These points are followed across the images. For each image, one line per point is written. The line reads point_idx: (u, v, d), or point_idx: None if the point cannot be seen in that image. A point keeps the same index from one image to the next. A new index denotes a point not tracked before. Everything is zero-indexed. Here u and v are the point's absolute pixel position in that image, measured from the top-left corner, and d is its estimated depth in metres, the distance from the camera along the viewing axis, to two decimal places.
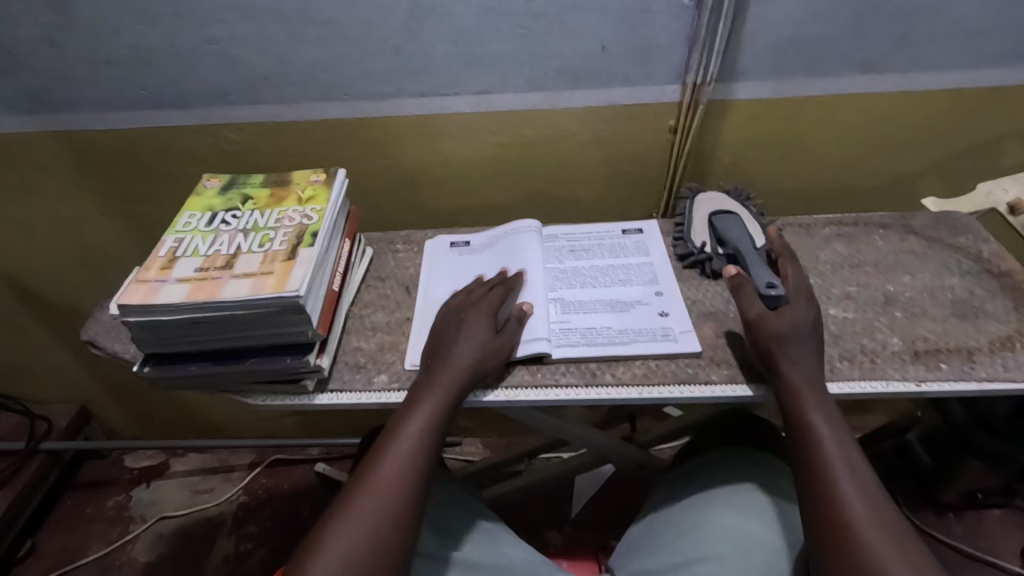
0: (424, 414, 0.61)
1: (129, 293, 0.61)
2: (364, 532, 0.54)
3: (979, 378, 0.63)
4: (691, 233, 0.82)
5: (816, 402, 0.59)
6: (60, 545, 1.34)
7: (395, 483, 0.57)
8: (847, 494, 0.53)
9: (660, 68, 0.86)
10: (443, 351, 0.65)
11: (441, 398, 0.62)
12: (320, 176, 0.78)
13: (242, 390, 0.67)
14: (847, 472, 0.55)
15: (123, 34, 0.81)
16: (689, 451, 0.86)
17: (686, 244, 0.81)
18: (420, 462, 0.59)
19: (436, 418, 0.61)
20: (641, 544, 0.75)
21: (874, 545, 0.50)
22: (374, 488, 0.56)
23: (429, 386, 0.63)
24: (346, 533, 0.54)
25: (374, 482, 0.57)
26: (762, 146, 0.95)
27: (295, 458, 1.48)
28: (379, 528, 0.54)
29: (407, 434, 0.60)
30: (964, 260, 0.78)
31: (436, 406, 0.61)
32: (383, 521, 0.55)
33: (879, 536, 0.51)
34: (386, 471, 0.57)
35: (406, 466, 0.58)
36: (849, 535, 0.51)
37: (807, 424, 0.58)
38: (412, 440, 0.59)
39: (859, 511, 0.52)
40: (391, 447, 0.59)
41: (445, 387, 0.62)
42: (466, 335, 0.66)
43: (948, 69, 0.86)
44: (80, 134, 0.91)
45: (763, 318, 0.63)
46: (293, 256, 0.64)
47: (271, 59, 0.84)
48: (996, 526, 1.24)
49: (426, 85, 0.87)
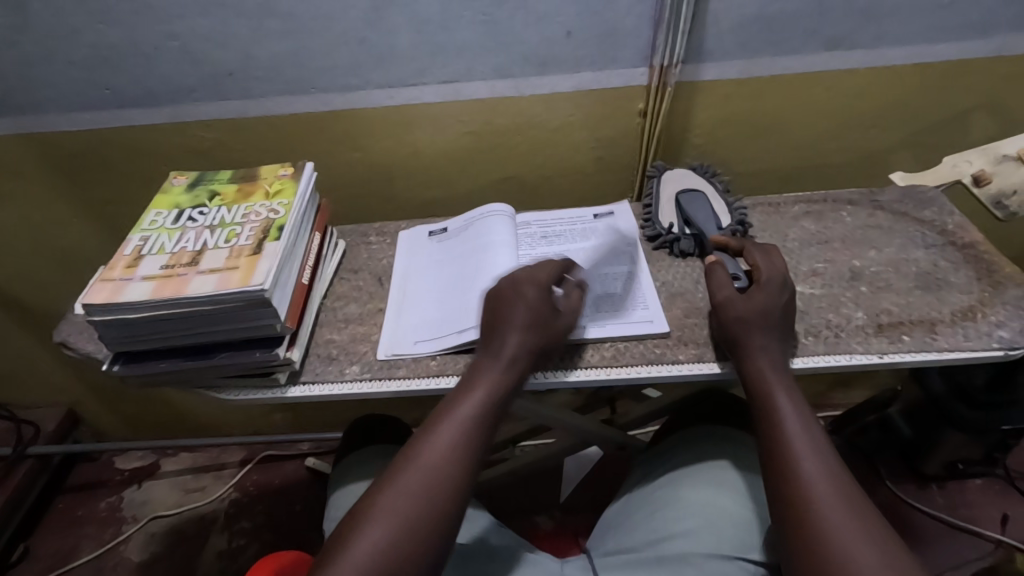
0: (472, 401, 0.59)
1: (94, 292, 0.61)
2: (407, 512, 0.53)
3: (940, 348, 0.65)
4: (658, 214, 0.83)
5: (779, 385, 0.60)
6: (53, 548, 1.35)
7: (440, 476, 0.55)
8: (810, 471, 0.54)
9: (625, 51, 0.86)
10: (501, 332, 0.63)
11: (498, 381, 0.61)
12: (288, 170, 0.77)
13: (214, 386, 0.68)
14: (809, 449, 0.56)
15: (83, 34, 0.80)
16: (665, 430, 0.87)
17: (654, 226, 0.82)
18: (466, 448, 0.57)
19: (488, 405, 0.59)
20: (617, 522, 0.76)
21: (834, 517, 0.51)
22: (413, 473, 0.55)
23: (483, 372, 0.61)
24: (387, 516, 0.52)
25: (416, 467, 0.55)
26: (732, 127, 0.95)
27: (286, 453, 1.49)
28: (427, 510, 0.53)
29: (455, 418, 0.59)
30: (929, 233, 0.79)
31: (487, 398, 0.60)
32: (422, 504, 0.53)
33: (839, 509, 0.51)
34: (431, 456, 0.56)
35: (451, 452, 0.57)
36: (813, 509, 0.52)
37: (772, 404, 0.59)
38: (463, 422, 0.58)
39: (824, 487, 0.53)
40: (433, 432, 0.58)
41: (498, 380, 0.61)
42: (542, 310, 0.64)
43: (911, 43, 0.87)
44: (46, 135, 0.91)
45: (735, 306, 0.64)
46: (259, 250, 0.64)
47: (234, 53, 0.83)
48: (978, 493, 1.26)
49: (393, 76, 0.87)
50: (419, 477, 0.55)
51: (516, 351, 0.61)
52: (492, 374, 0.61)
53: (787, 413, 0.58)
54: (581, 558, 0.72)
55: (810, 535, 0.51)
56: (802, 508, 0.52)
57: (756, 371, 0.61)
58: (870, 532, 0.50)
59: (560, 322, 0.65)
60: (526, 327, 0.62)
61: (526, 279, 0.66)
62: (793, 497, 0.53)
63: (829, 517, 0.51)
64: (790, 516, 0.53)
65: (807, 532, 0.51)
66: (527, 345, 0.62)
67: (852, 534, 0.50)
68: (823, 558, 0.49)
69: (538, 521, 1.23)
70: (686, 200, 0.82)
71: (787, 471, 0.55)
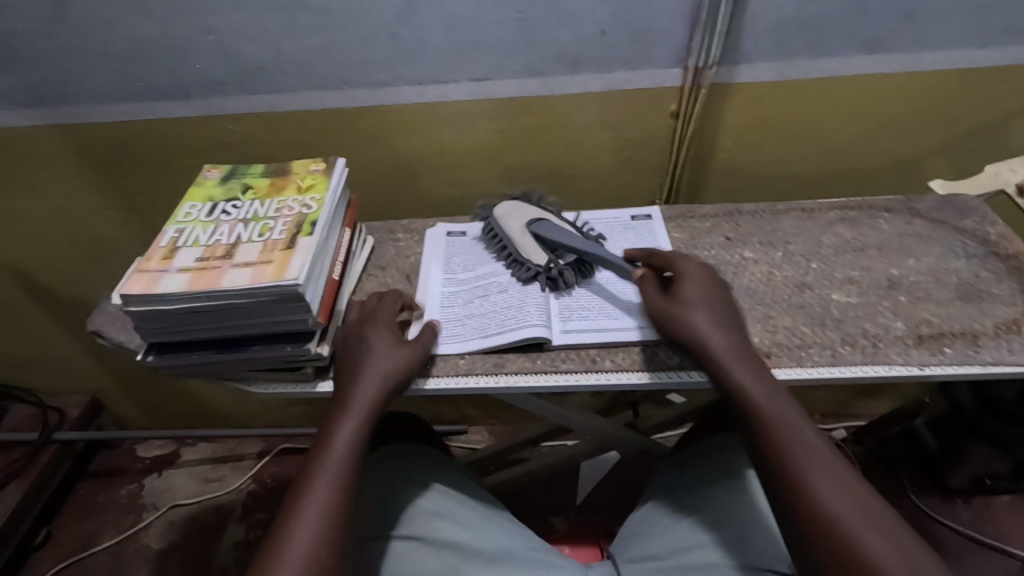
0: (340, 438, 0.59)
1: (131, 283, 0.61)
2: (305, 554, 0.51)
3: (982, 362, 0.63)
4: (526, 256, 0.76)
5: (770, 403, 0.56)
6: (74, 532, 1.37)
7: (329, 516, 0.54)
8: (813, 472, 0.52)
9: (659, 51, 0.85)
10: (352, 372, 0.64)
11: (362, 415, 0.61)
12: (319, 165, 0.77)
13: (244, 378, 0.68)
14: (806, 450, 0.53)
15: (120, 27, 0.81)
16: (690, 435, 0.86)
17: (526, 268, 0.76)
18: (351, 467, 0.58)
19: (366, 421, 0.61)
20: (640, 529, 0.75)
21: (849, 523, 0.49)
22: (311, 502, 0.54)
23: (344, 410, 0.61)
24: (291, 558, 0.51)
25: (308, 505, 0.54)
26: (766, 129, 0.93)
27: (303, 447, 1.49)
28: (323, 551, 0.52)
29: (332, 456, 0.58)
30: (970, 243, 0.77)
31: (354, 432, 0.60)
32: (330, 530, 0.53)
33: (851, 513, 0.50)
34: (320, 489, 0.55)
35: (340, 474, 0.57)
36: (827, 518, 0.50)
37: (765, 420, 0.56)
38: (339, 457, 0.58)
39: (831, 489, 0.51)
40: (315, 477, 0.56)
41: (358, 415, 0.61)
42: (383, 347, 0.65)
43: (953, 47, 0.85)
44: (81, 127, 0.92)
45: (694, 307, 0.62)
46: (293, 245, 0.65)
47: (267, 48, 0.84)
48: (1005, 510, 1.22)
49: (424, 72, 0.86)
50: (311, 519, 0.53)
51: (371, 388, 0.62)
52: (354, 409, 0.61)
53: (766, 414, 0.56)
54: (606, 563, 0.73)
55: (832, 545, 0.49)
56: (813, 517, 0.50)
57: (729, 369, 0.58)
58: (885, 532, 0.49)
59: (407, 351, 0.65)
60: (378, 366, 0.63)
61: (362, 323, 0.68)
62: (802, 506, 0.51)
63: (846, 523, 0.49)
64: (806, 530, 0.50)
65: (830, 543, 0.49)
66: (375, 379, 0.62)
67: (873, 539, 0.48)
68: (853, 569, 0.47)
69: (554, 522, 1.22)
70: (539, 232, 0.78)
71: (789, 475, 0.53)
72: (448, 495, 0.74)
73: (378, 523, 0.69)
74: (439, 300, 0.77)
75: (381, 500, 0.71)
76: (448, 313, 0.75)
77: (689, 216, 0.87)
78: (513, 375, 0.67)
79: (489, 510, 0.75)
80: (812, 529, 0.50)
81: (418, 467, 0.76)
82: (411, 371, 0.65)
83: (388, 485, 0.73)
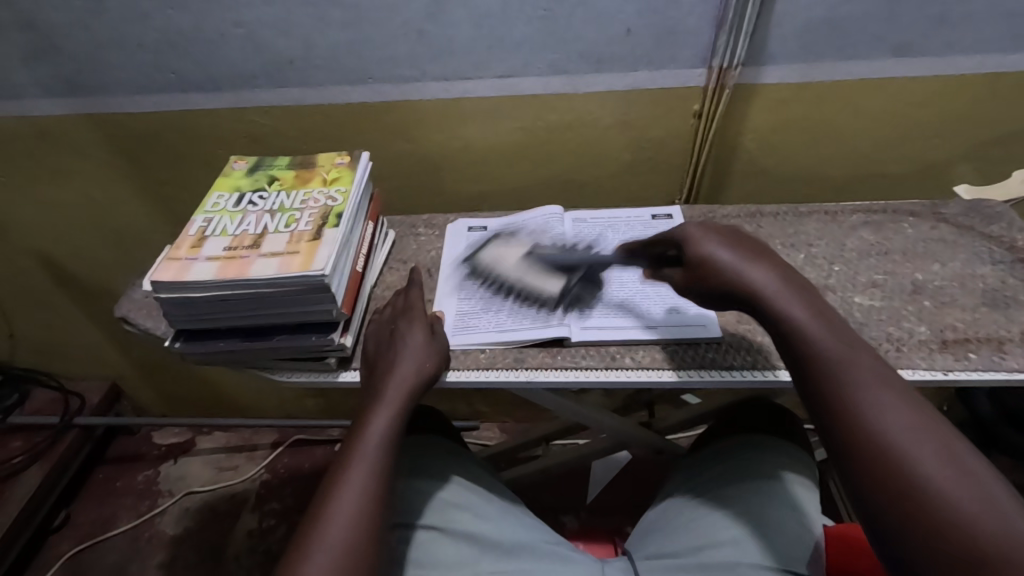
0: (376, 427, 0.60)
1: (161, 270, 0.63)
2: (342, 543, 0.52)
3: (1009, 368, 0.63)
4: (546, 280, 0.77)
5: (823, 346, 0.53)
6: (92, 516, 1.40)
7: (363, 506, 0.54)
8: (857, 392, 0.49)
9: (685, 51, 0.84)
10: (387, 364, 0.65)
11: (396, 406, 0.62)
12: (344, 158, 0.78)
13: (269, 366, 0.70)
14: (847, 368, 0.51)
15: (153, 18, 0.82)
16: (704, 436, 0.85)
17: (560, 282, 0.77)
18: (385, 457, 0.59)
19: (399, 410, 0.62)
20: (656, 528, 0.75)
21: (887, 432, 0.46)
22: (345, 491, 0.55)
23: (379, 398, 0.62)
24: (325, 547, 0.51)
25: (342, 493, 0.55)
26: (788, 132, 0.93)
27: (317, 438, 1.51)
28: (358, 539, 0.52)
29: (365, 445, 0.59)
30: (996, 249, 0.77)
31: (386, 418, 0.61)
32: (362, 519, 0.54)
33: (904, 431, 0.46)
34: (356, 476, 0.56)
35: (377, 462, 0.58)
36: (879, 438, 0.46)
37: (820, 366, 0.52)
38: (372, 446, 0.59)
39: (887, 409, 0.48)
40: (349, 467, 0.57)
41: (393, 402, 0.62)
42: (418, 338, 0.66)
43: (984, 52, 0.84)
44: (112, 116, 0.94)
45: (713, 259, 0.59)
46: (318, 237, 0.65)
47: (296, 42, 0.85)
48: None
49: (450, 68, 0.87)
50: (348, 508, 0.54)
51: (410, 373, 0.63)
52: (388, 399, 0.62)
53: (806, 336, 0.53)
54: (623, 560, 0.72)
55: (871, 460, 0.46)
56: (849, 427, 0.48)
57: (779, 300, 0.56)
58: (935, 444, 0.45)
59: (438, 343, 0.67)
60: (418, 353, 0.65)
61: (392, 320, 0.70)
62: (850, 429, 0.48)
63: (897, 441, 0.46)
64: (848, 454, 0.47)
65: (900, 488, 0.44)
66: (410, 373, 0.64)
67: (930, 455, 0.44)
68: (905, 489, 0.43)
69: (565, 521, 1.23)
70: (541, 250, 0.81)
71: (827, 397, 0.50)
72: (469, 487, 0.75)
73: (399, 510, 0.70)
74: (457, 292, 0.78)
75: (403, 488, 0.73)
76: (466, 305, 0.75)
77: (710, 216, 0.86)
78: (534, 369, 0.68)
79: (508, 504, 0.76)
80: (857, 450, 0.47)
81: (435, 458, 0.77)
82: (442, 366, 0.66)
83: (410, 475, 0.74)
